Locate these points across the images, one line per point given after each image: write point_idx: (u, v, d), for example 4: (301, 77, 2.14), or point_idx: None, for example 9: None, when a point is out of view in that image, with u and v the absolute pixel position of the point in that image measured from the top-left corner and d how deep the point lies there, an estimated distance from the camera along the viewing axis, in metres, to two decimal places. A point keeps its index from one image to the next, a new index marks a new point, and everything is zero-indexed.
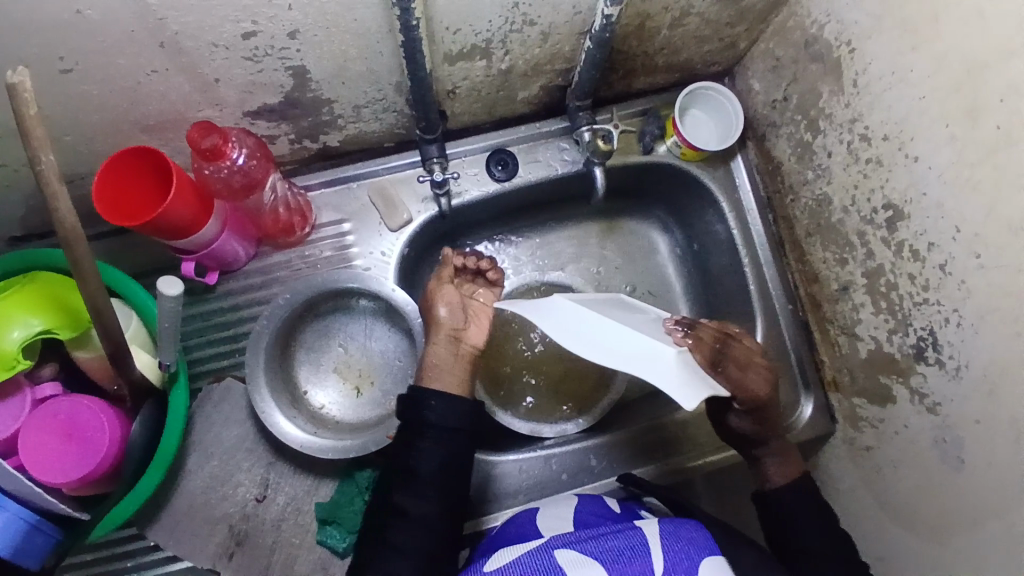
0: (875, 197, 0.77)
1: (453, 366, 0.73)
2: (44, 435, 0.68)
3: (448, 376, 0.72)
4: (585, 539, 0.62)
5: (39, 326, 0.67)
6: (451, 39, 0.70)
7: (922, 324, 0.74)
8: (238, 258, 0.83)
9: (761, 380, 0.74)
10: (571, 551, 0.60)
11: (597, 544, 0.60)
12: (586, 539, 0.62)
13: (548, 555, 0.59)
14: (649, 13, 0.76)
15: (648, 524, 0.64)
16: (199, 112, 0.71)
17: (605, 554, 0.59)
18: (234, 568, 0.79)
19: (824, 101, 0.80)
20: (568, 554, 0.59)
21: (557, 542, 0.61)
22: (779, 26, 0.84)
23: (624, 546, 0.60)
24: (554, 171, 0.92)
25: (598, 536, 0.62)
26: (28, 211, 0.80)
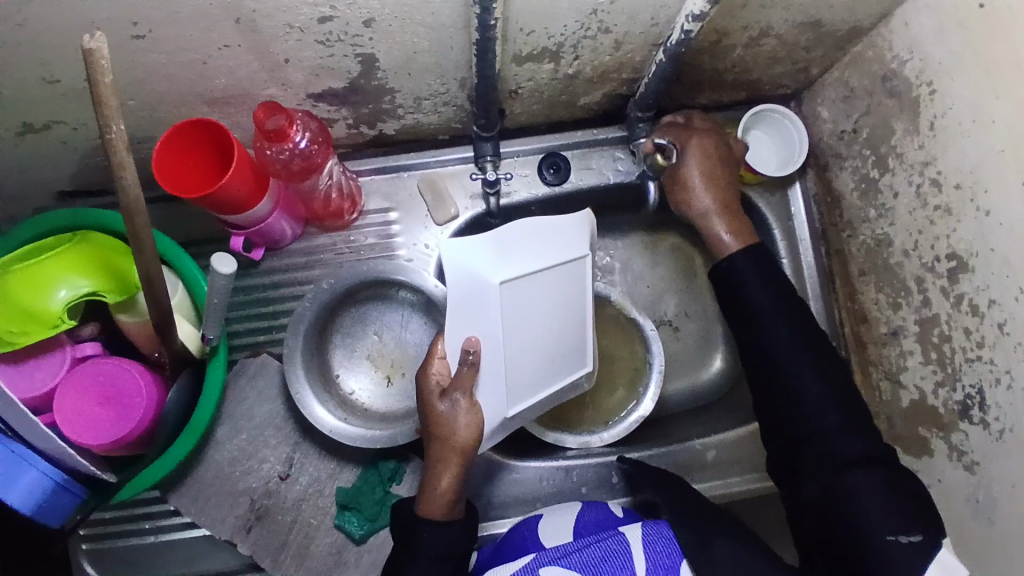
0: (939, 245, 0.74)
1: (457, 499, 0.70)
2: (81, 396, 0.69)
3: (450, 509, 0.70)
4: (568, 549, 0.63)
5: (85, 288, 0.68)
6: (523, 40, 0.69)
7: (971, 380, 0.71)
8: (285, 237, 0.83)
9: (705, 126, 0.87)
10: (557, 567, 0.62)
11: (580, 555, 0.62)
12: (570, 551, 0.63)
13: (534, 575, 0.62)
14: (727, 30, 0.74)
15: (630, 527, 0.66)
16: (264, 90, 0.71)
17: (588, 566, 0.61)
18: (251, 542, 0.81)
19: (897, 139, 0.78)
20: (553, 572, 0.61)
21: (542, 558, 0.63)
22: (857, 55, 0.81)
23: (606, 556, 0.62)
24: (606, 180, 0.91)
25: (581, 546, 0.63)
26: (82, 168, 0.81)
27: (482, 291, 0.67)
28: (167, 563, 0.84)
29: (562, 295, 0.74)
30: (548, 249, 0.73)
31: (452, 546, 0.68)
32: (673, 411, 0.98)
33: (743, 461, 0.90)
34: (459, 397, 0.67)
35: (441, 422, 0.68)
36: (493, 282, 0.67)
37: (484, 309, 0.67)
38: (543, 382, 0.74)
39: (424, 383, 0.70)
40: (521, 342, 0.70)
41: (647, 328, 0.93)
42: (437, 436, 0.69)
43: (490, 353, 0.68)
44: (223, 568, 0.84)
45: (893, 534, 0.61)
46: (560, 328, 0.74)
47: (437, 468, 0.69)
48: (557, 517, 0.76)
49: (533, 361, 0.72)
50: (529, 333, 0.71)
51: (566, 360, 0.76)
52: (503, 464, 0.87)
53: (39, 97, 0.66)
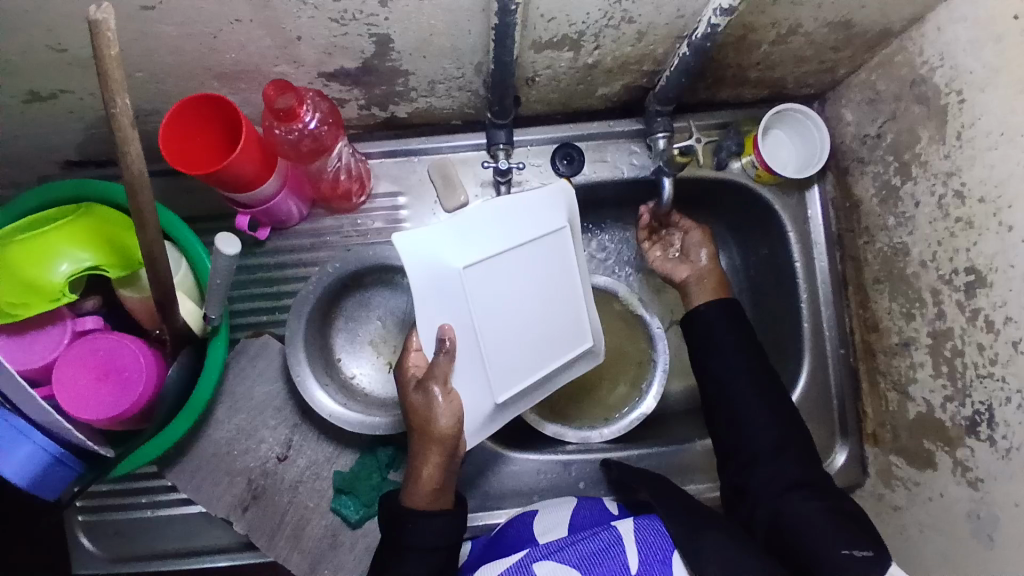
0: (958, 258, 0.72)
1: (442, 486, 0.69)
2: (80, 370, 0.69)
3: (436, 497, 0.69)
4: (562, 545, 0.63)
5: (88, 261, 0.67)
6: (544, 27, 0.66)
7: (982, 397, 0.70)
8: (290, 217, 0.82)
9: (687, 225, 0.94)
10: (549, 562, 0.61)
11: (574, 550, 0.62)
12: (564, 546, 0.63)
13: (527, 569, 0.61)
14: (755, 25, 0.71)
15: (623, 521, 0.66)
16: (275, 67, 0.69)
17: (583, 560, 0.60)
18: (247, 521, 0.81)
19: (922, 146, 0.75)
20: (547, 566, 0.61)
21: (536, 553, 0.63)
22: (886, 58, 0.79)
23: (599, 549, 0.61)
24: (619, 174, 0.89)
25: (574, 540, 0.63)
26: (89, 138, 0.80)
27: (448, 278, 0.65)
28: (164, 538, 0.85)
29: (545, 274, 0.73)
30: (520, 227, 0.71)
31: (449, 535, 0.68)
32: (675, 411, 0.97)
33: None
34: (433, 387, 0.66)
35: (421, 412, 0.67)
36: (456, 267, 0.65)
37: (453, 298, 0.65)
38: (528, 363, 0.72)
39: (403, 376, 0.70)
40: (500, 324, 0.69)
41: (653, 326, 0.93)
42: (417, 427, 0.68)
43: (464, 338, 0.67)
44: (219, 545, 0.85)
45: (847, 548, 0.62)
46: (543, 306, 0.73)
47: (419, 459, 0.68)
48: (553, 513, 0.76)
49: (514, 342, 0.70)
50: (507, 313, 0.70)
51: (553, 342, 0.74)
52: (499, 455, 0.87)
53: (46, 65, 0.64)
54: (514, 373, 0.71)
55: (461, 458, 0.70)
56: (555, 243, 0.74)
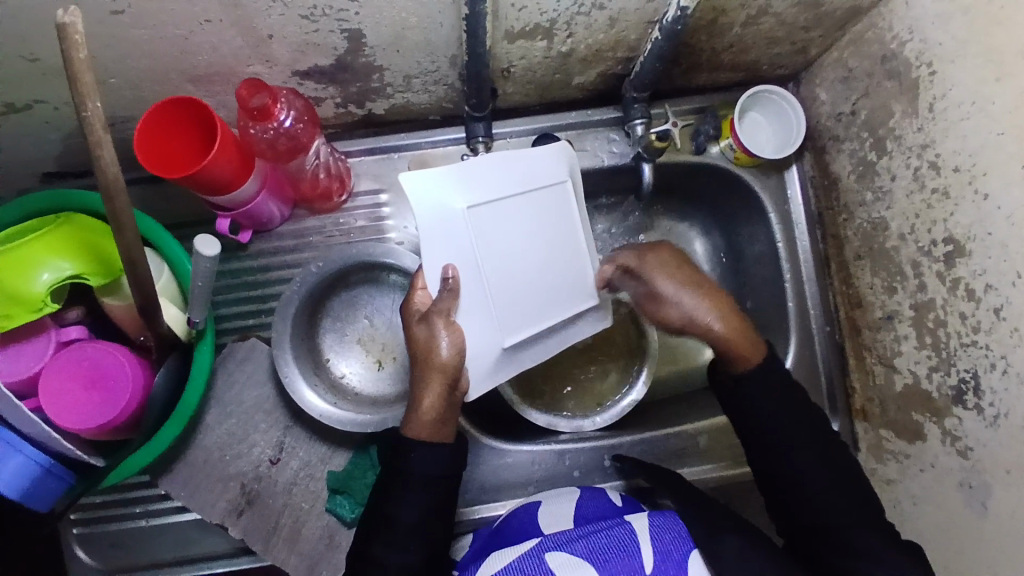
0: (937, 229, 0.73)
1: (443, 420, 0.68)
2: (66, 380, 0.68)
3: (438, 428, 0.68)
4: (574, 537, 0.64)
5: (69, 270, 0.67)
6: (516, 16, 0.67)
7: (966, 365, 0.71)
8: (272, 219, 0.82)
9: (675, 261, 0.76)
10: (561, 553, 0.61)
11: (585, 543, 0.62)
12: (576, 538, 0.64)
13: (538, 558, 0.62)
14: (724, 8, 0.72)
15: (638, 517, 0.66)
16: (248, 67, 0.69)
17: (594, 552, 0.61)
18: (242, 526, 0.80)
19: (896, 121, 0.76)
20: (559, 557, 0.61)
21: (548, 544, 0.63)
22: (856, 36, 0.80)
23: (611, 543, 0.62)
24: (600, 162, 0.89)
25: (587, 534, 0.64)
26: (66, 149, 0.79)
27: (450, 217, 0.65)
28: (159, 546, 0.84)
29: (550, 222, 0.72)
30: (524, 175, 0.70)
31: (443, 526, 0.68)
32: (665, 396, 0.97)
33: (736, 446, 0.89)
34: (436, 321, 0.66)
35: (421, 345, 0.67)
36: (457, 207, 0.65)
37: (457, 238, 0.65)
38: (533, 309, 0.70)
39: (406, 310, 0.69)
40: (501, 266, 0.68)
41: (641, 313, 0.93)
42: (418, 358, 0.67)
43: (466, 276, 0.66)
44: (215, 552, 0.84)
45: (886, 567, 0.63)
46: (546, 254, 0.71)
47: (418, 392, 0.68)
48: (556, 505, 0.76)
49: (523, 286, 0.69)
50: (511, 257, 0.68)
51: (563, 290, 0.73)
52: (494, 448, 0.87)
53: (17, 76, 0.64)
54: (523, 317, 0.69)
55: (461, 396, 0.69)
56: (559, 195, 0.73)
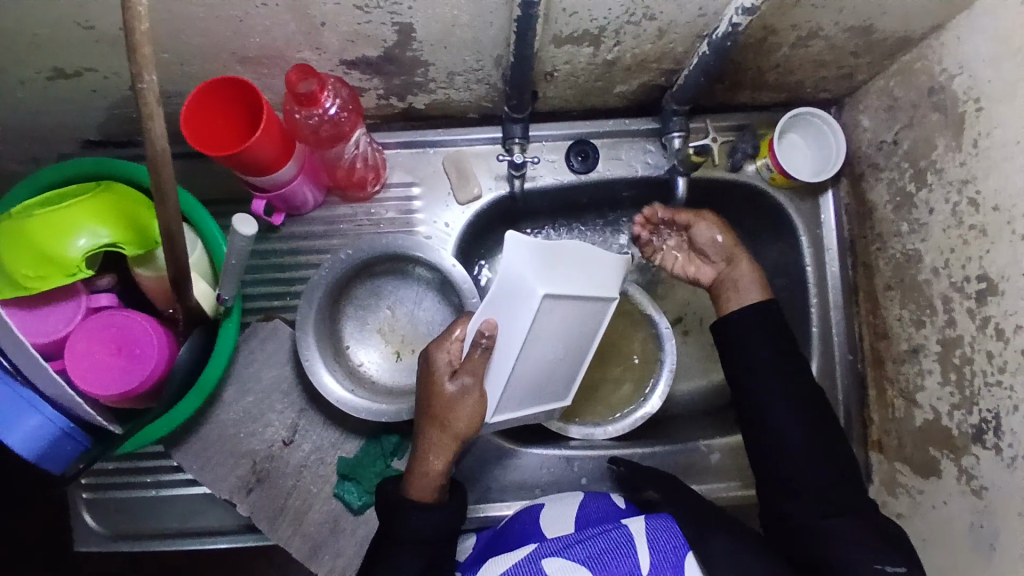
0: (970, 266, 0.72)
1: (444, 484, 0.72)
2: (94, 345, 0.69)
3: (438, 492, 0.72)
4: (572, 542, 0.63)
5: (106, 238, 0.68)
6: (566, 21, 0.67)
7: (989, 406, 0.70)
8: (305, 204, 0.83)
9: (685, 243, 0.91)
10: (559, 558, 0.62)
11: (583, 548, 0.62)
12: (573, 543, 0.63)
13: (534, 565, 0.62)
14: (775, 28, 0.72)
15: (635, 520, 0.66)
16: (297, 53, 0.69)
17: (591, 558, 0.61)
18: (250, 503, 0.81)
19: (938, 154, 0.75)
20: (556, 562, 0.61)
21: (545, 549, 0.63)
22: (905, 66, 0.79)
23: (609, 547, 0.62)
24: (634, 172, 0.89)
25: (583, 538, 0.64)
26: (111, 118, 0.81)
27: (524, 289, 0.63)
28: (166, 517, 0.85)
29: (587, 323, 0.75)
30: (589, 279, 0.72)
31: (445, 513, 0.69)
32: (681, 411, 0.96)
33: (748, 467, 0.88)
34: (465, 379, 0.68)
35: (442, 403, 0.69)
36: (538, 290, 0.63)
37: (516, 309, 0.64)
38: (531, 396, 0.73)
39: (436, 358, 0.69)
40: (533, 353, 0.68)
41: (663, 326, 0.93)
42: (437, 418, 0.69)
43: (503, 348, 0.65)
44: (221, 527, 0.85)
45: (880, 563, 0.65)
46: (567, 351, 0.74)
47: (424, 449, 0.71)
48: (559, 505, 0.76)
49: (538, 374, 0.71)
50: (544, 351, 0.69)
51: (559, 382, 0.77)
52: (505, 449, 0.87)
53: (72, 42, 0.65)
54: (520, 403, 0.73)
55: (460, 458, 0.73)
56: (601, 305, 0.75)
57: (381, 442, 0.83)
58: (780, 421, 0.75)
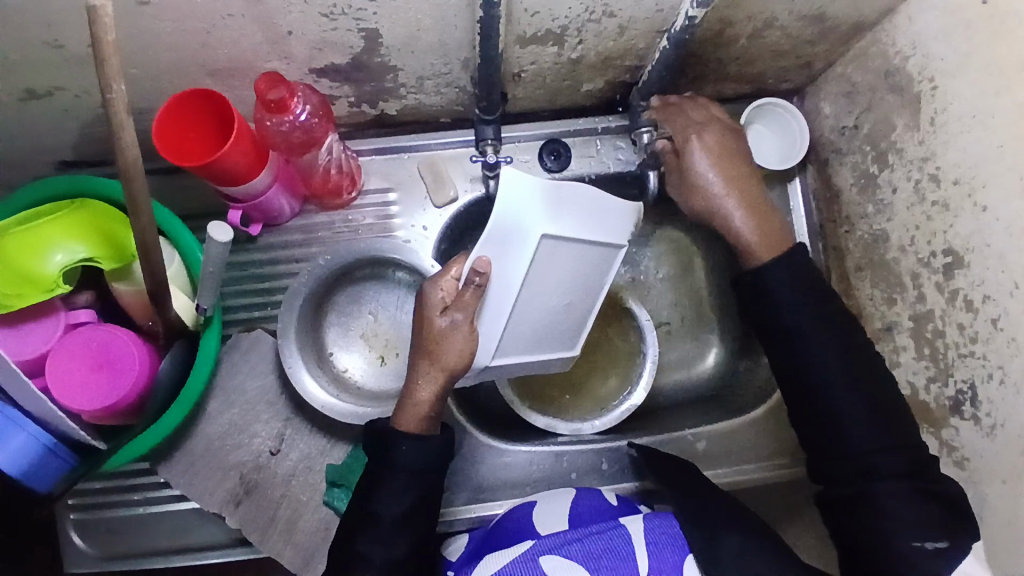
0: (936, 240, 0.74)
1: (434, 416, 0.70)
2: (74, 361, 0.70)
3: (426, 424, 0.70)
4: (569, 540, 0.63)
5: (81, 254, 0.68)
6: (528, 21, 0.69)
7: (964, 376, 0.72)
8: (282, 213, 0.83)
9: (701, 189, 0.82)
10: (556, 556, 0.62)
11: (581, 546, 0.62)
12: (569, 541, 0.63)
13: (532, 563, 0.61)
14: (732, 20, 0.74)
15: (633, 519, 0.65)
16: (266, 63, 0.70)
17: (589, 556, 0.61)
18: (239, 515, 0.81)
19: (897, 134, 0.78)
20: (554, 561, 0.61)
21: (541, 546, 0.63)
22: (860, 51, 0.82)
23: (606, 546, 0.62)
24: (606, 168, 0.90)
25: (581, 536, 0.64)
26: (83, 138, 0.81)
27: (522, 231, 0.65)
28: (155, 535, 0.84)
29: (587, 271, 0.74)
30: (597, 223, 0.72)
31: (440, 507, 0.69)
32: (666, 402, 0.98)
33: (736, 453, 0.89)
34: (457, 315, 0.67)
35: (434, 337, 0.68)
36: (536, 232, 0.65)
37: (513, 248, 0.65)
38: (537, 343, 0.75)
39: (429, 294, 0.68)
40: (531, 294, 0.70)
41: (643, 319, 0.93)
42: (429, 349, 0.69)
43: (496, 287, 0.67)
44: (211, 542, 0.85)
45: (920, 540, 0.63)
46: (573, 294, 0.75)
47: (415, 380, 0.69)
48: (551, 503, 0.76)
49: (538, 318, 0.73)
50: (542, 292, 0.71)
51: (563, 332, 0.77)
52: (493, 448, 0.87)
53: (40, 62, 0.66)
54: (523, 346, 0.74)
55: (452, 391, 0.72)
56: (607, 250, 0.75)
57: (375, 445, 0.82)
58: (831, 396, 0.70)
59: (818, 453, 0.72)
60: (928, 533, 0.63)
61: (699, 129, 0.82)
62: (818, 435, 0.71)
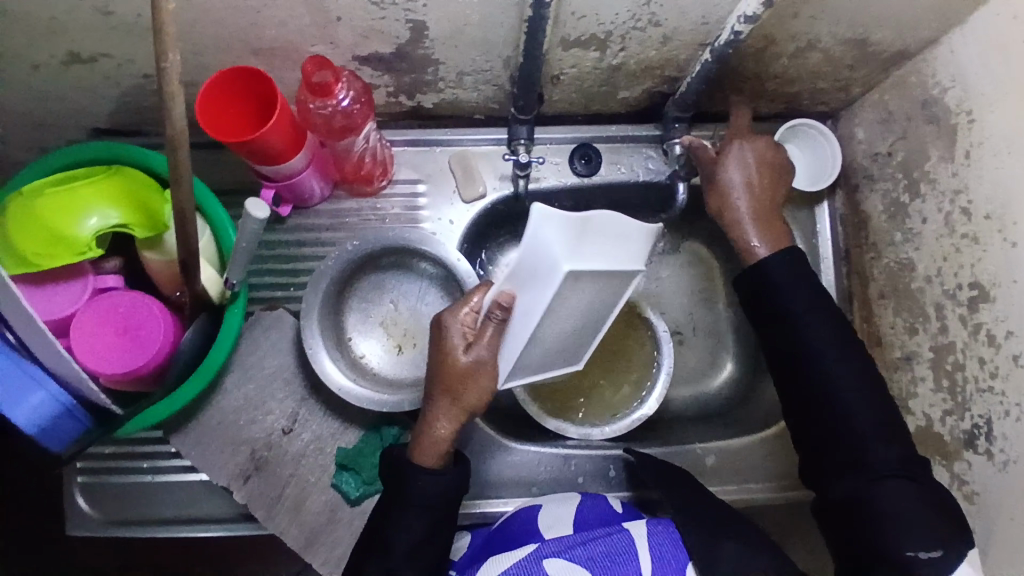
0: (963, 273, 0.74)
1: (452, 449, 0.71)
2: (99, 324, 0.71)
3: (444, 457, 0.71)
4: (573, 544, 0.64)
5: (115, 219, 0.69)
6: (574, 24, 0.69)
7: (980, 411, 0.71)
8: (313, 195, 0.84)
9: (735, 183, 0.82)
10: (560, 559, 0.62)
11: (585, 550, 0.62)
12: (574, 545, 0.64)
13: (536, 565, 0.62)
14: (775, 38, 0.74)
15: (636, 525, 0.66)
16: (312, 47, 0.71)
17: (593, 560, 0.61)
18: (247, 491, 0.82)
19: (931, 164, 0.78)
20: (557, 563, 0.62)
21: (545, 550, 0.63)
22: (899, 79, 0.82)
23: (610, 549, 0.62)
24: (635, 177, 0.91)
25: (584, 540, 0.64)
26: (122, 106, 0.82)
27: (548, 265, 0.63)
28: (161, 503, 0.85)
29: (611, 300, 0.75)
30: (625, 251, 0.71)
31: (453, 492, 0.70)
32: (676, 415, 0.97)
33: (744, 471, 0.89)
34: (478, 349, 0.69)
35: (456, 373, 0.69)
36: (563, 268, 0.62)
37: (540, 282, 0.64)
38: (554, 360, 0.75)
39: (450, 329, 0.70)
40: (553, 324, 0.68)
41: (660, 330, 0.94)
42: (450, 385, 0.70)
43: (518, 323, 0.66)
44: (217, 515, 0.85)
45: (913, 552, 0.62)
46: (597, 320, 0.76)
47: (434, 416, 0.70)
48: (557, 507, 0.76)
49: (557, 342, 0.71)
50: (564, 320, 0.69)
51: (577, 350, 0.77)
52: (503, 445, 0.88)
53: (90, 28, 0.67)
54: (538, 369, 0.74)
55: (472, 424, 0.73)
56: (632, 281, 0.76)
57: (397, 428, 0.83)
58: (847, 418, 0.69)
59: None
60: (922, 543, 0.63)
61: (744, 140, 0.82)
62: None
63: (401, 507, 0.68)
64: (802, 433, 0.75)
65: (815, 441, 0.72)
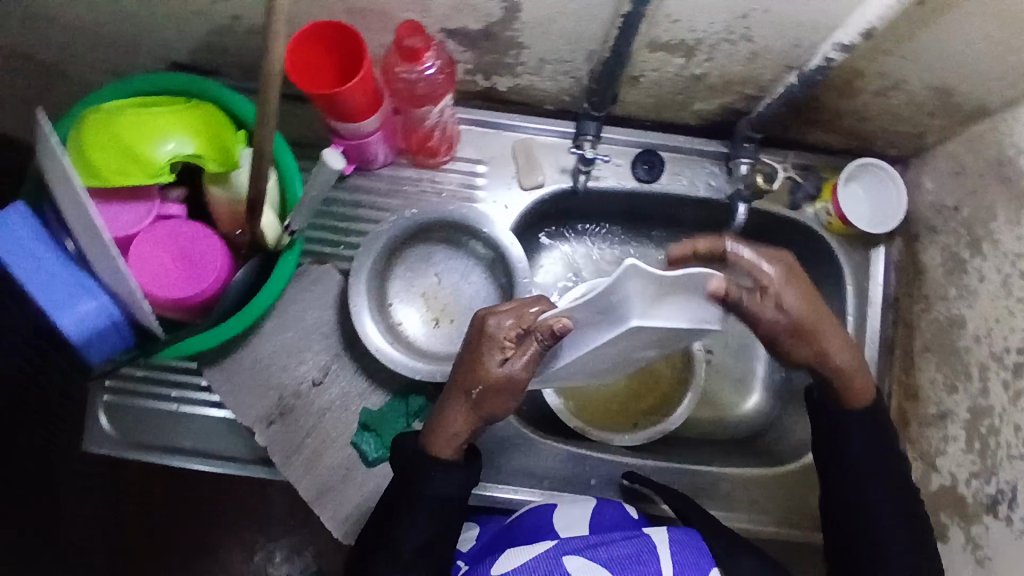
0: (1013, 337, 0.73)
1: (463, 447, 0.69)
2: (159, 248, 0.73)
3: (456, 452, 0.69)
4: (592, 543, 0.64)
5: (190, 149, 0.71)
6: (667, 27, 0.69)
7: (1009, 477, 0.70)
8: (377, 160, 0.85)
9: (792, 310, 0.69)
10: (579, 557, 0.62)
11: (605, 550, 0.62)
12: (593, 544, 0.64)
13: (555, 560, 0.62)
14: (863, 71, 0.75)
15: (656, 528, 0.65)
16: (403, 12, 0.72)
17: (612, 561, 0.61)
18: (269, 435, 0.83)
19: (997, 224, 0.76)
20: (576, 561, 0.62)
21: (565, 546, 0.63)
22: (975, 135, 0.79)
23: (629, 553, 0.62)
24: (695, 192, 0.90)
25: (604, 541, 0.64)
26: (207, 44, 0.84)
27: (618, 313, 0.59)
28: (183, 433, 0.87)
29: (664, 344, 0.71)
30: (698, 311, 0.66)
31: (471, 468, 0.70)
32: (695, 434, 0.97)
33: (756, 499, 0.89)
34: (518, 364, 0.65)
35: (489, 379, 0.66)
36: (632, 322, 0.58)
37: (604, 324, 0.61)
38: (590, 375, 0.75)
39: (493, 332, 0.66)
40: (601, 356, 0.66)
41: (694, 346, 0.94)
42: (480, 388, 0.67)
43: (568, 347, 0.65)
44: (236, 453, 0.87)
45: None
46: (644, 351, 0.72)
47: (455, 409, 0.68)
48: (572, 508, 0.76)
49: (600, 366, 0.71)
50: (616, 355, 0.67)
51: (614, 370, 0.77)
52: (522, 435, 0.88)
53: None
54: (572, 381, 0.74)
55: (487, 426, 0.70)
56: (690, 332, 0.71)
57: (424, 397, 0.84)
58: None
59: (849, 511, 0.71)
60: None
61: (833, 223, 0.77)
62: (856, 489, 0.71)
63: (420, 473, 0.69)
64: (825, 470, 0.74)
65: (835, 478, 0.73)
